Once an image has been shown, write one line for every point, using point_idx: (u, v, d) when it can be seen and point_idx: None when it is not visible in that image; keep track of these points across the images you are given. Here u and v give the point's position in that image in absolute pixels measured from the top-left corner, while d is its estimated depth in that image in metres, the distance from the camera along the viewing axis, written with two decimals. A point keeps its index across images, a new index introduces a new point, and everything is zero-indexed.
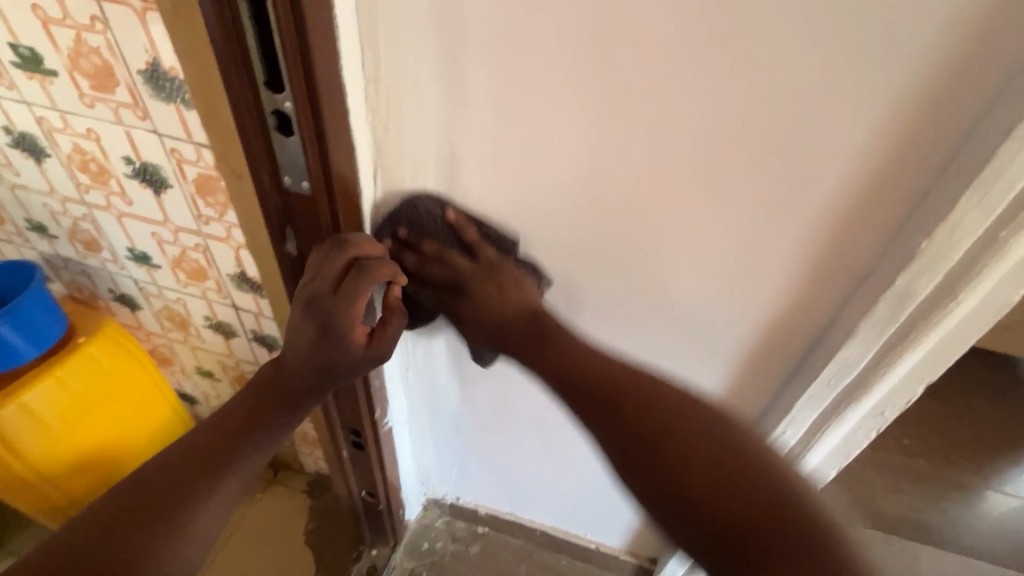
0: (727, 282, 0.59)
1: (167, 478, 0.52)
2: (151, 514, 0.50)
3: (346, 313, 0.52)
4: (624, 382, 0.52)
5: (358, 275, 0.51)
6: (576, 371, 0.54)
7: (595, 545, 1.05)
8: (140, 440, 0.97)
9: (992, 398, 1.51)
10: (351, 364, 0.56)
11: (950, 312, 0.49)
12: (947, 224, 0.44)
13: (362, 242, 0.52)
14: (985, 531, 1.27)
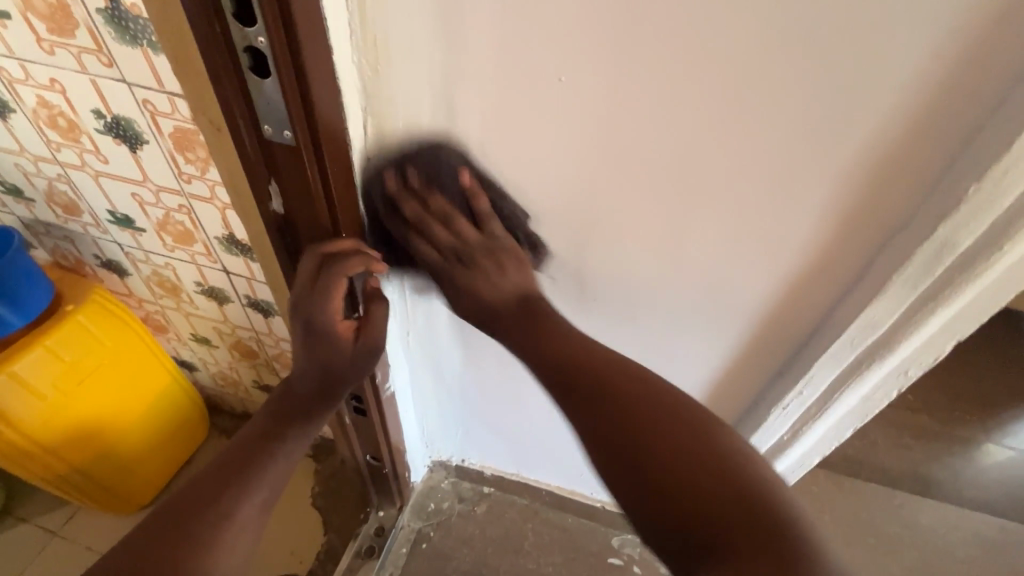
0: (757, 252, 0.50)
1: (201, 494, 0.54)
2: (192, 528, 0.51)
3: (325, 308, 0.54)
4: (604, 370, 0.51)
5: (327, 277, 0.52)
6: (562, 356, 0.52)
7: (600, 504, 1.06)
8: (140, 408, 0.96)
9: (990, 353, 1.52)
10: (346, 356, 0.60)
11: (993, 264, 0.42)
12: (1004, 163, 0.37)
13: (333, 239, 0.53)
14: (986, 483, 1.28)
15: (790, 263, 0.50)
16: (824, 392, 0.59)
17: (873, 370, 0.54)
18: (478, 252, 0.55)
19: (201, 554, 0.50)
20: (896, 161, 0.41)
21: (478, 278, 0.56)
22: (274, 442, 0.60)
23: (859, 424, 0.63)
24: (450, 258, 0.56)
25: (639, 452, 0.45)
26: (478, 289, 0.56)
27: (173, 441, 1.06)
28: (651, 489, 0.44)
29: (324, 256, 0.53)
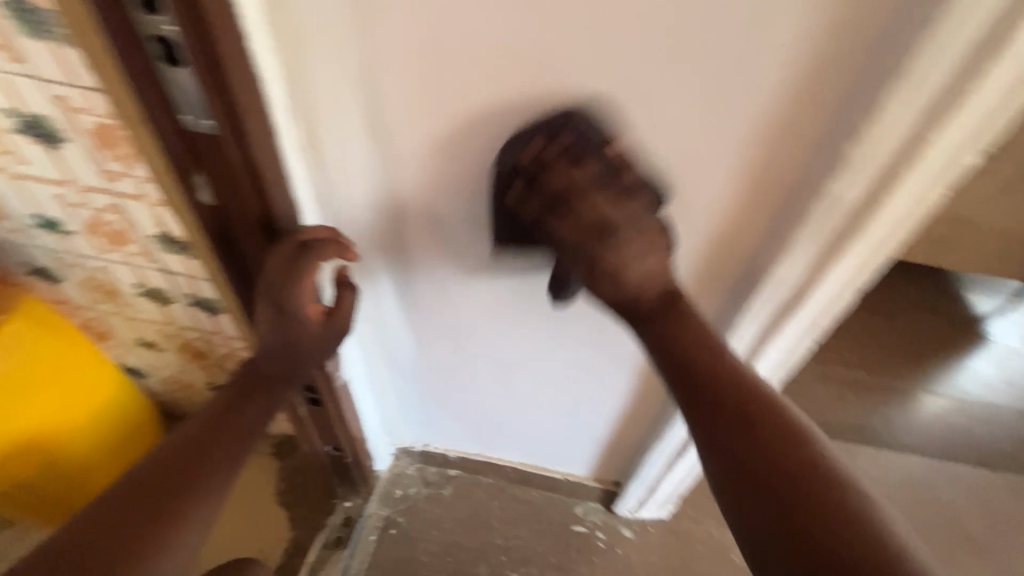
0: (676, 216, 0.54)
1: (163, 469, 0.54)
2: (154, 503, 0.52)
3: (299, 291, 0.55)
4: (746, 398, 0.48)
5: (305, 258, 0.54)
6: (699, 370, 0.49)
7: (563, 476, 1.09)
8: (87, 416, 0.94)
9: (914, 309, 1.65)
10: (315, 338, 0.61)
11: (877, 219, 0.46)
12: (876, 124, 0.41)
13: (311, 226, 0.55)
14: (917, 428, 1.39)
15: (709, 224, 0.54)
16: (750, 349, 0.64)
17: (792, 323, 0.58)
18: (625, 226, 0.48)
19: (165, 524, 0.51)
20: (788, 123, 0.45)
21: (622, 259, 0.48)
22: (237, 416, 0.60)
23: (786, 376, 0.68)
24: (589, 232, 0.48)
25: (761, 484, 0.45)
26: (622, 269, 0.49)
27: (125, 449, 1.03)
28: (767, 520, 0.44)
29: (303, 240, 0.54)
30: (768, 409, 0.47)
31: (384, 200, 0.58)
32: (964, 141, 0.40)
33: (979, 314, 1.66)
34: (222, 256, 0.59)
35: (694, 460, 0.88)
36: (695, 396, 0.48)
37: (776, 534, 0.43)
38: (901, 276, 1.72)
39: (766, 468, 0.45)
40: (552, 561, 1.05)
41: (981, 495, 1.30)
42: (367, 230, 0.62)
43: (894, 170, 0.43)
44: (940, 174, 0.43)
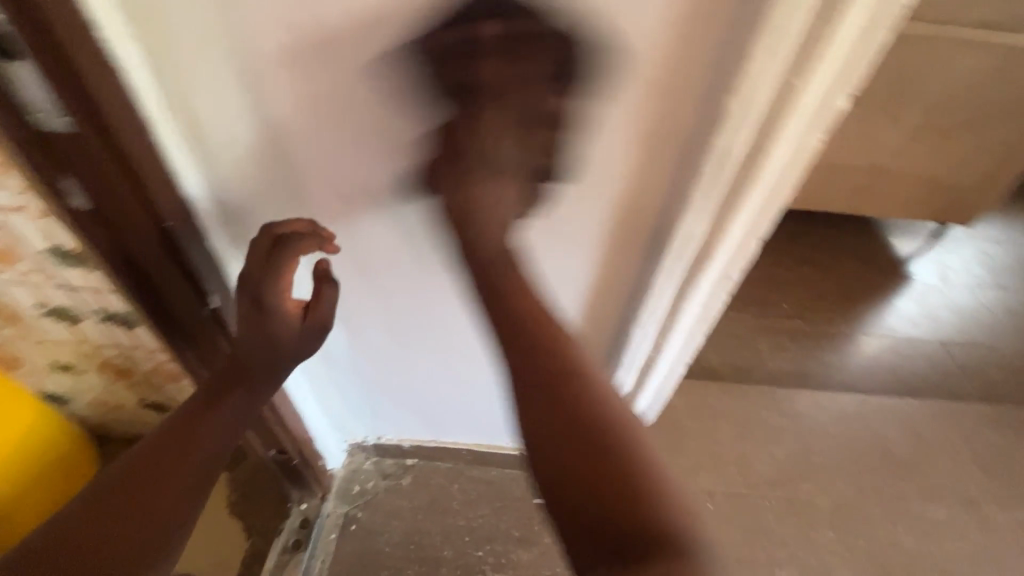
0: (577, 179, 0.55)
1: (152, 461, 0.55)
2: (142, 491, 0.53)
3: (275, 287, 0.56)
4: (562, 353, 0.48)
5: (286, 255, 0.54)
6: (523, 327, 0.48)
7: (518, 452, 1.11)
8: (12, 449, 0.89)
9: (841, 257, 1.75)
10: (294, 335, 0.60)
11: (767, 166, 0.48)
12: (749, 73, 0.42)
13: (286, 222, 0.55)
14: (851, 368, 1.47)
15: (614, 186, 0.55)
16: (672, 304, 0.65)
17: (703, 277, 0.60)
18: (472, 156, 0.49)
19: (136, 516, 0.52)
20: (673, 79, 0.46)
21: (479, 192, 0.49)
22: (213, 413, 0.59)
23: (707, 330, 0.70)
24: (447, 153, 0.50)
25: (573, 436, 0.44)
26: (476, 202, 0.49)
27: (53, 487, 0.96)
28: (574, 475, 0.43)
29: (279, 234, 0.54)
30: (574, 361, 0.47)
31: (288, 193, 0.56)
32: (829, 89, 0.43)
33: (900, 258, 1.77)
34: (118, 263, 0.56)
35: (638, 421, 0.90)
36: (515, 350, 0.48)
37: (570, 483, 0.43)
38: (828, 230, 1.82)
39: (574, 420, 0.45)
40: (516, 536, 1.06)
41: (914, 421, 1.37)
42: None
43: (771, 121, 0.45)
44: (816, 117, 0.45)
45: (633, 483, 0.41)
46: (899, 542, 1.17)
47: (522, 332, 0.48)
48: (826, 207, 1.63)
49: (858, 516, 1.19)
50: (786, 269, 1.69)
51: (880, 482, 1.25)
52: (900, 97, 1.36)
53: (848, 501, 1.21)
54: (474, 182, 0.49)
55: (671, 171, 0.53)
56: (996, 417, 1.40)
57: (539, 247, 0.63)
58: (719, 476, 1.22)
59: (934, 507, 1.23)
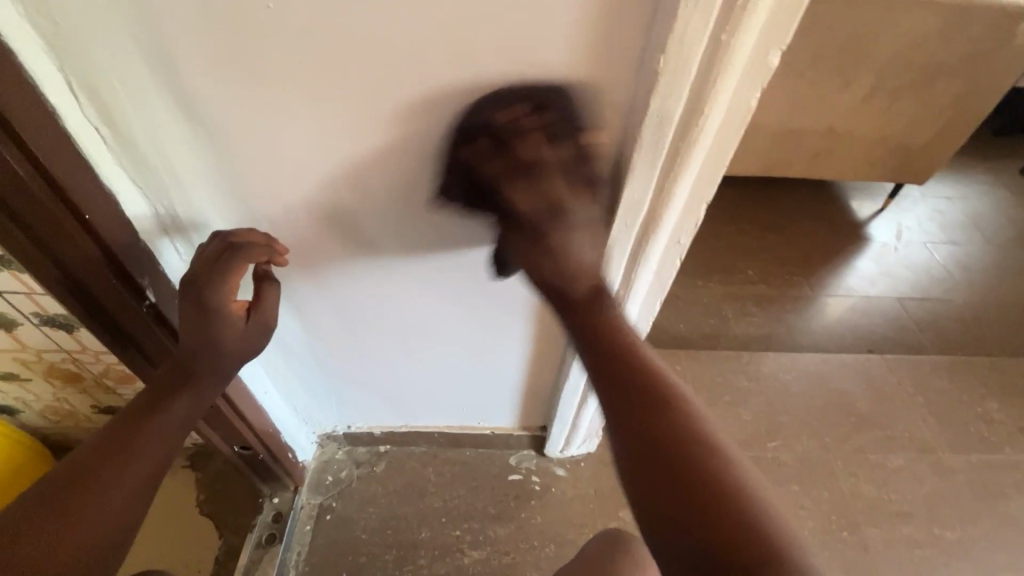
0: None
1: (102, 458, 0.51)
2: (90, 489, 0.49)
3: (222, 290, 0.54)
4: (648, 379, 0.48)
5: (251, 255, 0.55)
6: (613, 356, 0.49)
7: (490, 432, 1.11)
8: None
9: (802, 221, 1.79)
10: (237, 337, 0.58)
11: (703, 129, 0.48)
12: (676, 33, 0.41)
13: (239, 230, 0.56)
14: (814, 328, 1.51)
15: None
16: (623, 274, 0.66)
17: (652, 245, 0.60)
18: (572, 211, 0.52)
19: (91, 521, 0.47)
20: (603, 41, 0.45)
21: (561, 245, 0.52)
22: (164, 412, 0.56)
23: (662, 297, 0.70)
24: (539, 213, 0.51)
25: (662, 455, 0.44)
26: (562, 257, 0.53)
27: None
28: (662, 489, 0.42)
29: (233, 241, 0.55)
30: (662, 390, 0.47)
31: (219, 175, 0.54)
32: (759, 45, 0.42)
33: (858, 220, 1.82)
34: (39, 265, 0.52)
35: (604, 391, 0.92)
36: (609, 379, 0.49)
37: (662, 497, 0.42)
38: (789, 197, 1.86)
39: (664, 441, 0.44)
40: (492, 512, 1.07)
41: (873, 376, 1.42)
42: (204, 212, 0.58)
43: (703, 80, 0.45)
44: (748, 76, 0.44)
45: (720, 495, 0.41)
46: (862, 491, 1.22)
47: (627, 378, 0.48)
48: (786, 172, 1.65)
49: (823, 469, 1.24)
50: (750, 237, 1.72)
51: (843, 436, 1.30)
52: (851, 60, 1.38)
53: (814, 456, 1.25)
54: (552, 239, 0.52)
55: (613, 136, 0.53)
56: (950, 366, 1.47)
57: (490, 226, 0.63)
58: None
59: (894, 456, 1.28)
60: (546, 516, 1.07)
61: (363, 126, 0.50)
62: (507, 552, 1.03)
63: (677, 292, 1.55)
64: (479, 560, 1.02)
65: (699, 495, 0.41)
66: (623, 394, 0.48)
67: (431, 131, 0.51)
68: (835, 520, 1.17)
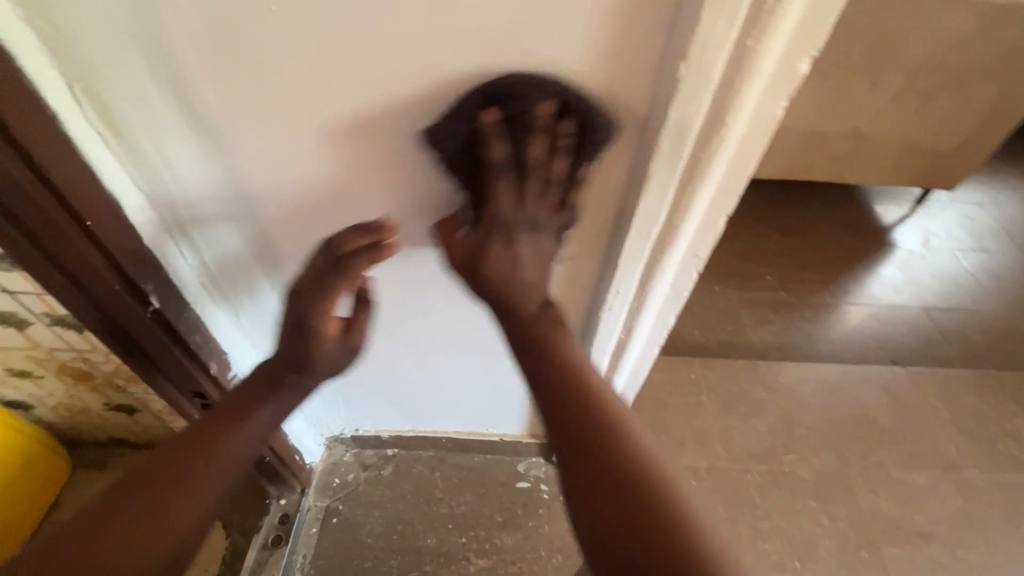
0: None
1: (177, 458, 0.53)
2: (166, 488, 0.51)
3: (319, 307, 0.54)
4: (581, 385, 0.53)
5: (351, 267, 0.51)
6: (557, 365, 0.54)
7: (499, 438, 1.09)
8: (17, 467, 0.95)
9: (824, 226, 1.74)
10: (328, 354, 0.58)
11: (725, 139, 0.45)
12: (698, 41, 0.39)
13: (345, 238, 0.51)
14: (834, 337, 1.47)
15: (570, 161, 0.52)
16: (638, 286, 0.63)
17: (669, 256, 0.58)
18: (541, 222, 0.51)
19: (171, 515, 0.50)
20: (621, 49, 0.43)
21: (518, 249, 0.52)
22: (248, 414, 0.57)
23: (678, 309, 0.68)
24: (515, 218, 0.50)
25: (586, 448, 0.50)
26: (517, 261, 0.52)
27: (25, 483, 0.96)
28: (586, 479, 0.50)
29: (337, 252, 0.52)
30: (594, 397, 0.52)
31: (224, 180, 0.53)
32: (788, 51, 0.40)
33: (883, 225, 1.76)
34: (45, 267, 0.52)
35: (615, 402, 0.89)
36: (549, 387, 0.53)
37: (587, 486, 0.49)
38: (811, 200, 1.81)
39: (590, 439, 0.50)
40: (499, 520, 1.06)
41: (896, 388, 1.37)
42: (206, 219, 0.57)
43: (727, 87, 0.42)
44: (774, 85, 0.42)
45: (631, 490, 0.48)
46: (882, 509, 1.17)
47: (567, 384, 0.53)
48: (809, 176, 1.60)
49: (841, 485, 1.20)
50: (769, 241, 1.68)
51: (863, 451, 1.25)
52: (880, 60, 1.32)
53: (832, 471, 1.21)
54: (513, 240, 0.51)
55: (629, 144, 0.50)
56: (977, 381, 1.41)
57: None
58: (704, 453, 1.21)
59: (916, 473, 1.23)
60: (553, 525, 1.06)
61: (370, 131, 0.49)
62: (513, 562, 1.01)
63: (693, 297, 1.52)
64: (484, 569, 1.00)
65: (614, 487, 0.48)
66: (559, 399, 0.52)
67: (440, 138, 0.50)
68: (853, 538, 1.13)
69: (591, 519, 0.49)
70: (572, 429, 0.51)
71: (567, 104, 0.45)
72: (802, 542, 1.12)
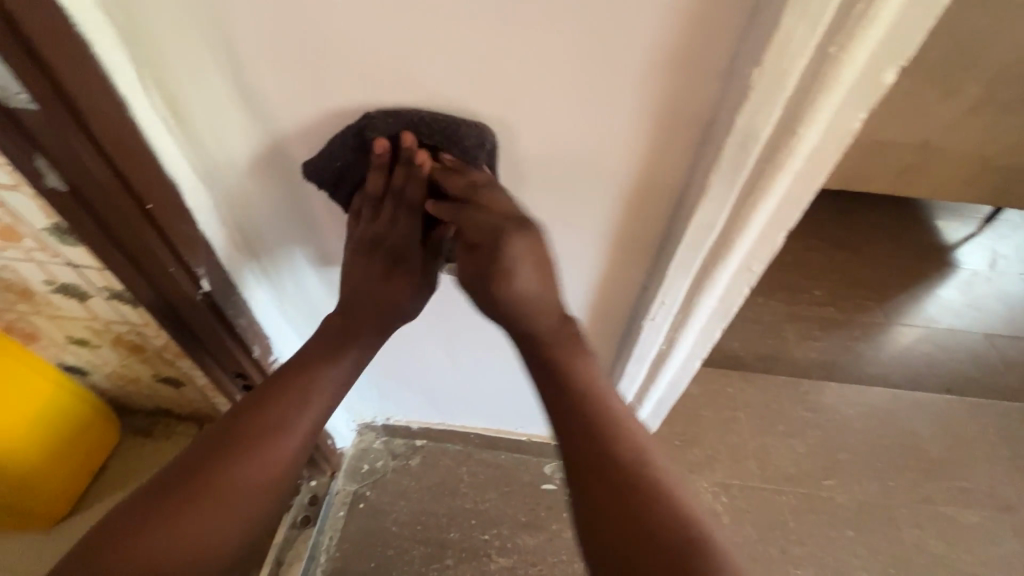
0: (582, 160, 0.50)
1: (257, 413, 0.57)
2: (247, 442, 0.55)
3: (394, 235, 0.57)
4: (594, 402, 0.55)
5: (466, 199, 0.50)
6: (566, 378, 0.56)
7: (527, 438, 1.09)
8: (96, 436, 1.05)
9: (881, 241, 1.65)
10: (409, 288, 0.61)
11: (794, 151, 0.43)
12: (776, 46, 0.37)
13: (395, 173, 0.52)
14: (884, 359, 1.39)
15: (625, 166, 0.50)
16: (685, 298, 0.61)
17: (721, 269, 0.56)
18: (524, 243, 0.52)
19: (256, 475, 0.55)
20: (690, 50, 0.41)
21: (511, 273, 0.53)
22: (325, 365, 0.60)
23: (724, 325, 0.65)
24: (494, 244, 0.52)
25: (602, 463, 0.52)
26: (517, 284, 0.54)
27: (94, 445, 1.06)
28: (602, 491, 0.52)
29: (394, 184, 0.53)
30: (606, 413, 0.55)
31: (281, 168, 0.54)
32: (873, 59, 0.37)
33: (946, 243, 1.65)
34: (107, 245, 0.54)
35: (649, 414, 0.87)
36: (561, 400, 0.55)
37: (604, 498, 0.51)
38: (868, 213, 1.72)
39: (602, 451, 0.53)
40: (523, 520, 1.05)
41: (950, 419, 1.29)
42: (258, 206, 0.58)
43: (802, 95, 0.39)
44: (855, 94, 0.39)
45: (646, 502, 0.50)
46: (928, 546, 1.11)
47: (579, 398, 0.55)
48: (868, 188, 1.52)
49: (883, 517, 1.13)
50: (820, 253, 1.60)
51: (909, 482, 1.18)
52: (959, 67, 1.23)
53: (874, 501, 1.15)
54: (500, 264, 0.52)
55: (688, 150, 0.48)
56: None
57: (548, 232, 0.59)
58: (737, 470, 1.17)
59: (968, 510, 1.16)
60: None
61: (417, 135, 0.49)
62: (534, 563, 1.01)
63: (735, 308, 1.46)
64: (505, 568, 1.00)
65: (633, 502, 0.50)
66: (572, 414, 0.55)
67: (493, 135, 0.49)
68: (893, 574, 1.07)
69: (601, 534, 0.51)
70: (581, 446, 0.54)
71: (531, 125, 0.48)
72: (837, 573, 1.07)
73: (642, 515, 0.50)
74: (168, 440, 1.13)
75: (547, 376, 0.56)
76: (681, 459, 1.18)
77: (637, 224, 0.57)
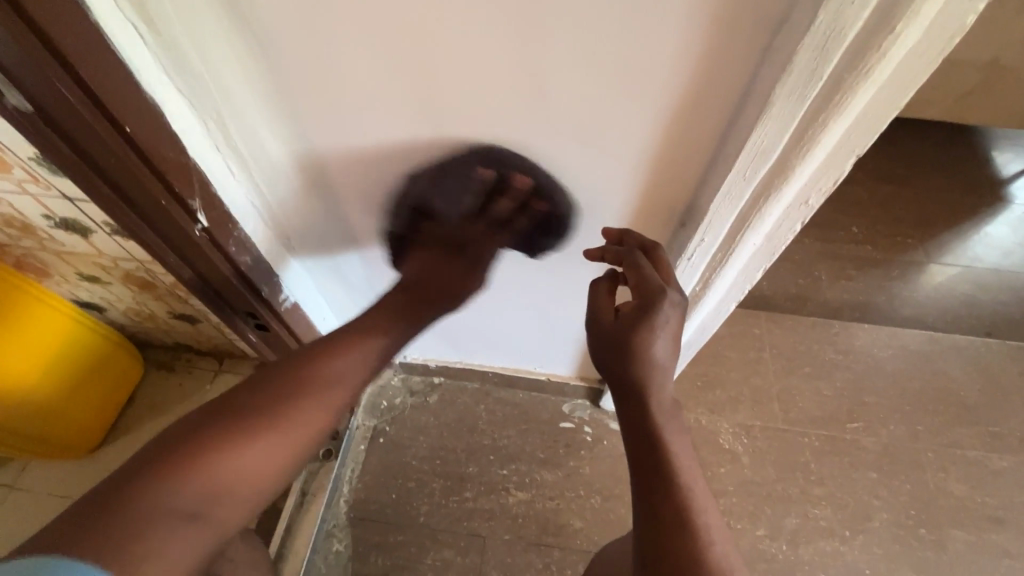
0: (615, 77, 0.44)
1: (269, 395, 0.56)
2: (254, 421, 0.54)
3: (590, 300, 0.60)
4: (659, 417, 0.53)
5: (637, 257, 0.55)
6: (638, 389, 0.54)
7: (546, 377, 1.08)
8: (111, 375, 1.05)
9: (929, 173, 1.52)
10: (593, 336, 0.59)
11: (884, 58, 0.35)
12: None
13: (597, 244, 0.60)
14: (921, 301, 1.32)
15: (669, 80, 0.43)
16: (728, 234, 0.55)
17: (772, 203, 0.49)
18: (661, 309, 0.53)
19: (254, 460, 0.52)
20: None
21: (650, 342, 0.54)
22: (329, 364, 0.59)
23: (768, 265, 0.59)
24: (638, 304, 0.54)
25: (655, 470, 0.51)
26: (651, 355, 0.54)
27: (110, 382, 1.06)
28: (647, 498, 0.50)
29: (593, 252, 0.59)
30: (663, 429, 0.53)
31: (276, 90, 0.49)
32: None
33: (1000, 176, 1.52)
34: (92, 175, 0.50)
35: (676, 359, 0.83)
36: (635, 411, 0.54)
37: (655, 499, 0.50)
38: (917, 144, 1.57)
39: (661, 465, 0.51)
40: (541, 457, 1.06)
41: (986, 363, 1.24)
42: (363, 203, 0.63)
43: None
44: None
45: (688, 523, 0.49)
46: (952, 489, 1.09)
47: (651, 412, 0.53)
48: (920, 114, 1.38)
49: (907, 460, 1.12)
50: (860, 187, 1.49)
51: (937, 426, 1.15)
52: None
53: (900, 444, 1.13)
54: (641, 329, 0.54)
55: (750, 58, 0.41)
56: None
57: (576, 168, 0.54)
58: (759, 411, 1.15)
59: (997, 456, 1.13)
60: (595, 467, 1.05)
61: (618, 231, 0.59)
62: (552, 498, 1.02)
63: None
64: (524, 501, 1.02)
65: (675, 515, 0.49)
66: (643, 424, 0.53)
67: (441, 112, 0.50)
68: (913, 515, 1.07)
69: (642, 537, 0.50)
70: (642, 451, 0.52)
71: (561, 28, 0.41)
72: (856, 514, 1.06)
73: (679, 533, 0.48)
74: (190, 375, 1.16)
75: (630, 389, 0.55)
76: (702, 400, 1.16)
77: (681, 153, 0.50)
